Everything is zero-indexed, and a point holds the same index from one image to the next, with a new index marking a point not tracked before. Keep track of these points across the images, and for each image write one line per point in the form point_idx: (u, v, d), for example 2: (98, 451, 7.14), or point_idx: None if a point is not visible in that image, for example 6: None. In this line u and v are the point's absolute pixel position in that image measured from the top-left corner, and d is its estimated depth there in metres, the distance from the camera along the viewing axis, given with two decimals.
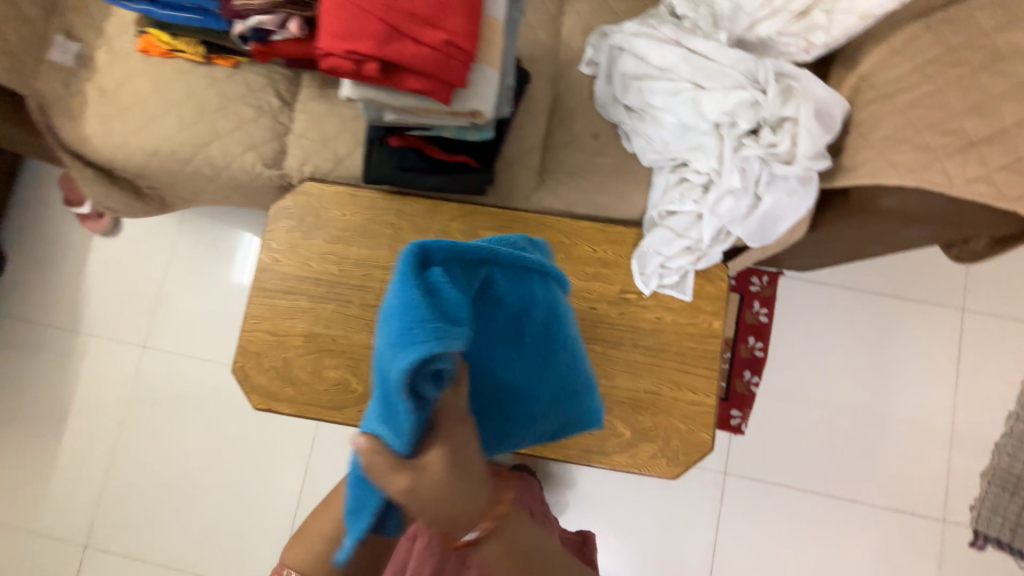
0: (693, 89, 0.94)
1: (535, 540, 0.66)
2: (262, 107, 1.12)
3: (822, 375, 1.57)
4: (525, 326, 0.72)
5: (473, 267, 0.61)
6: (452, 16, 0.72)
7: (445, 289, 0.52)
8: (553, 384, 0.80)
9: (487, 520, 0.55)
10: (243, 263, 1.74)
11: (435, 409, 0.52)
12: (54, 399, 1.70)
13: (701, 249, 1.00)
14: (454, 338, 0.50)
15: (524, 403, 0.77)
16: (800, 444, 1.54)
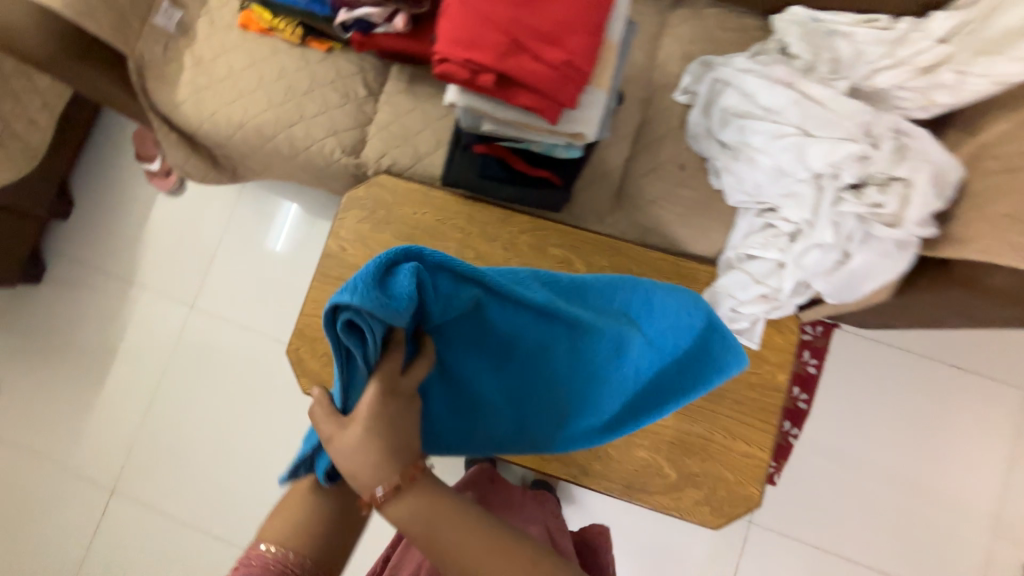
0: (799, 134, 0.90)
1: (459, 533, 0.59)
2: (349, 95, 1.12)
3: (864, 436, 1.51)
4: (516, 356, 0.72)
5: (465, 283, 0.64)
6: (575, 36, 0.71)
7: (403, 275, 0.57)
8: (534, 422, 0.76)
9: (381, 486, 0.58)
10: (280, 229, 1.78)
11: (364, 373, 0.59)
12: (102, 344, 1.76)
13: (778, 298, 0.97)
14: (384, 311, 0.55)
15: (502, 432, 0.75)
16: (833, 503, 1.49)
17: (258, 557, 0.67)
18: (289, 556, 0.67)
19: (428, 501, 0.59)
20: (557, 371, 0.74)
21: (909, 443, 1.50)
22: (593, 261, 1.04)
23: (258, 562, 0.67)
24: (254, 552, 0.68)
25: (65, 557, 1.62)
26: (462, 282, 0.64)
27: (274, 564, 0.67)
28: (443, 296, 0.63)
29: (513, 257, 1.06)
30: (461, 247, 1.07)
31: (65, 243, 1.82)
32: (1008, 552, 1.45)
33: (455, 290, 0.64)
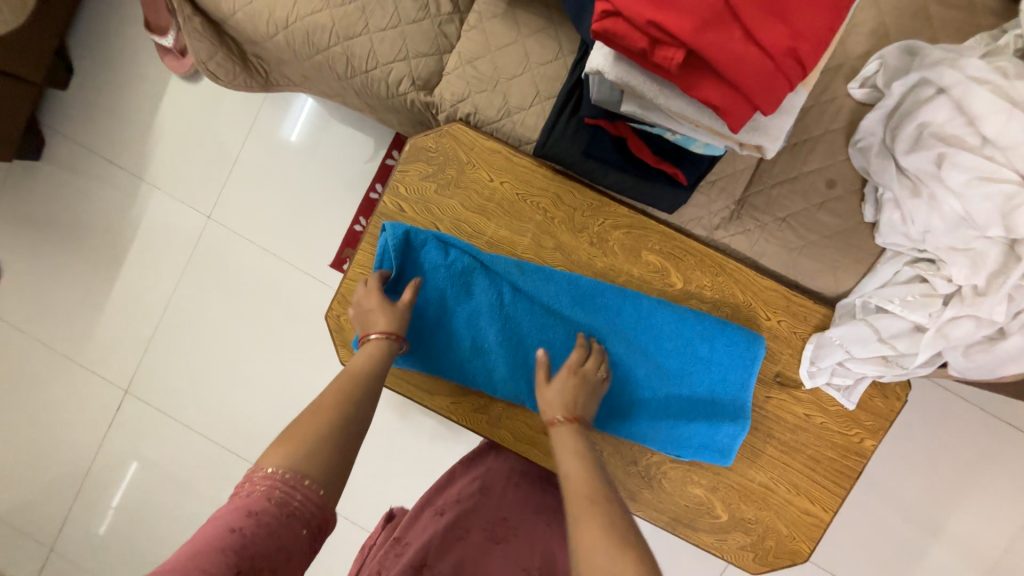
0: (1017, 185, 0.71)
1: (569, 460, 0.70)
2: (429, 7, 0.87)
3: (895, 475, 1.46)
4: (511, 319, 0.88)
5: (463, 255, 0.86)
6: (803, 14, 0.50)
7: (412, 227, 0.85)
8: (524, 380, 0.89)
9: (563, 416, 0.77)
10: (297, 118, 1.56)
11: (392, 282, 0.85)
12: (110, 240, 1.62)
13: (903, 364, 0.82)
14: (401, 238, 0.84)
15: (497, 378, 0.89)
16: (847, 531, 1.48)
17: (265, 483, 0.52)
18: (304, 481, 0.53)
19: (569, 435, 0.74)
20: (538, 339, 0.88)
21: (940, 491, 1.45)
22: (692, 278, 0.89)
23: (265, 488, 0.52)
24: (260, 476, 0.53)
25: (79, 446, 1.64)
26: (466, 255, 0.86)
27: (284, 490, 0.52)
28: (449, 262, 0.86)
29: (599, 256, 0.90)
30: (539, 232, 0.90)
31: (67, 117, 1.60)
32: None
33: (458, 260, 0.86)
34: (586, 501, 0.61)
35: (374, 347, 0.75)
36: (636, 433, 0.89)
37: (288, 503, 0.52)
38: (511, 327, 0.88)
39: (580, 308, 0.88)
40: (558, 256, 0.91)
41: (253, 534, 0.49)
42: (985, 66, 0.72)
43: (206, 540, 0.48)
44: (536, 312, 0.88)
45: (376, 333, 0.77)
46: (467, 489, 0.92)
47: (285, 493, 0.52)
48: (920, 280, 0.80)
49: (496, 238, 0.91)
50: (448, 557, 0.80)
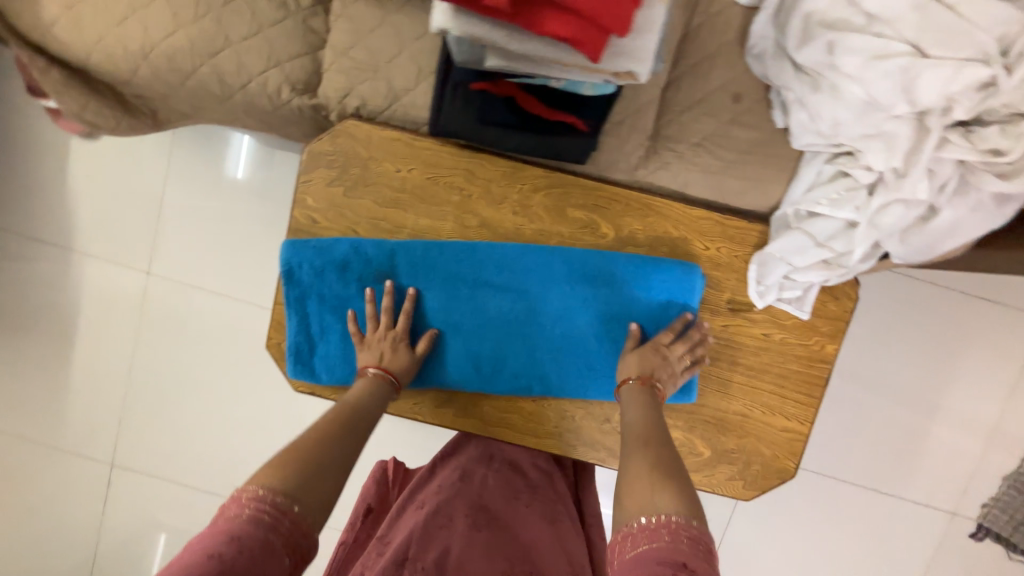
0: (911, 55, 0.67)
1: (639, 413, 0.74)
2: (288, 3, 0.81)
3: (882, 370, 1.47)
4: (431, 305, 0.87)
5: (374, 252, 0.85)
6: None
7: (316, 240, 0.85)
8: (462, 363, 0.88)
9: (638, 378, 0.80)
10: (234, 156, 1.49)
11: (301, 293, 0.85)
12: (54, 318, 1.56)
13: (843, 264, 0.81)
14: (304, 249, 0.84)
15: (435, 368, 0.88)
16: (844, 436, 1.50)
17: (251, 506, 0.54)
18: (291, 509, 0.55)
19: (641, 394, 0.78)
20: (464, 318, 0.87)
21: (926, 374, 1.46)
22: (623, 224, 0.87)
23: (255, 511, 0.54)
24: (247, 497, 0.55)
25: (81, 529, 1.62)
26: (371, 262, 0.85)
27: (272, 513, 0.54)
28: (354, 274, 0.85)
29: (526, 224, 0.88)
30: (460, 212, 0.87)
31: None
32: (1011, 469, 1.47)
33: (361, 270, 0.85)
34: (641, 442, 0.68)
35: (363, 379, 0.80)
36: (591, 389, 0.88)
37: (276, 527, 0.54)
38: (435, 312, 0.87)
39: (501, 276, 0.86)
40: (485, 233, 0.88)
41: (232, 559, 0.50)
42: None
43: (188, 563, 0.49)
44: (456, 291, 0.86)
45: (371, 366, 0.81)
46: (448, 481, 0.91)
47: (275, 516, 0.54)
48: (843, 175, 0.78)
49: (418, 228, 0.88)
50: (431, 549, 0.77)
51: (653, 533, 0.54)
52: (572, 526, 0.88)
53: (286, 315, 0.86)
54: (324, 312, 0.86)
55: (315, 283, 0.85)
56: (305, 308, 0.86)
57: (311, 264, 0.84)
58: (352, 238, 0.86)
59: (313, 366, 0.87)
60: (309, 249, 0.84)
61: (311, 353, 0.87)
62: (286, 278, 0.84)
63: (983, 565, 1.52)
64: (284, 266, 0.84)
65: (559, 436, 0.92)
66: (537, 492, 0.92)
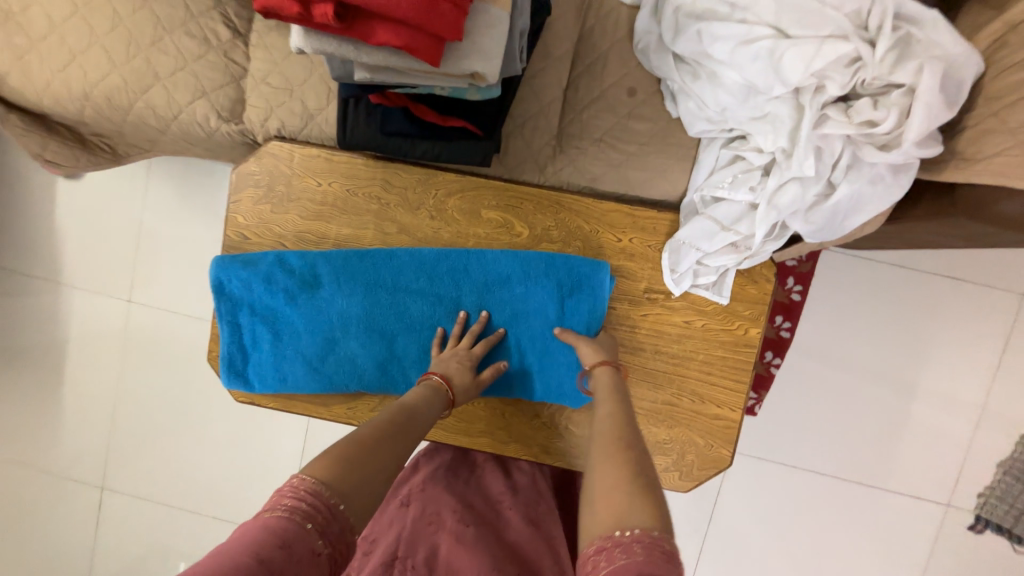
0: (773, 38, 0.69)
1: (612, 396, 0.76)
2: (209, 40, 0.88)
3: (854, 358, 1.42)
4: (348, 309, 0.90)
5: (329, 264, 0.90)
6: None
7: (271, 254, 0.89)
8: (381, 365, 0.91)
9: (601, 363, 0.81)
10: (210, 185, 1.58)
11: (234, 307, 0.90)
12: (47, 347, 1.65)
13: (750, 247, 0.82)
14: (258, 265, 0.89)
15: (355, 371, 0.91)
16: (821, 428, 1.45)
17: (303, 495, 0.56)
18: (335, 505, 0.57)
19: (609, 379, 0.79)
20: (381, 320, 0.90)
21: (900, 359, 1.41)
22: (536, 222, 0.89)
23: (307, 510, 0.55)
24: (298, 485, 0.57)
25: (75, 551, 1.68)
26: (296, 273, 0.90)
27: (322, 513, 0.55)
28: (280, 284, 0.89)
29: (443, 227, 0.91)
30: (380, 220, 0.91)
31: None
32: (1004, 454, 1.40)
33: (286, 281, 0.89)
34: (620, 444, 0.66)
35: (423, 383, 0.81)
36: (512, 385, 0.91)
37: (322, 529, 0.55)
38: (353, 315, 0.90)
39: (421, 279, 0.90)
40: (404, 238, 0.92)
41: (284, 534, 0.52)
42: None
43: (244, 533, 0.52)
44: (372, 294, 0.90)
45: (436, 373, 0.83)
46: (431, 479, 0.94)
47: (324, 519, 0.55)
48: (739, 159, 0.80)
49: (342, 238, 0.92)
50: (420, 548, 0.79)
51: (628, 546, 0.51)
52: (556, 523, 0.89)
53: (219, 328, 0.91)
54: (255, 323, 0.91)
55: (249, 295, 0.90)
56: (238, 322, 0.91)
57: (240, 278, 0.89)
58: (278, 251, 0.90)
59: (242, 371, 0.92)
60: (236, 263, 0.89)
61: (242, 361, 0.92)
62: (217, 292, 0.89)
63: (983, 559, 1.43)
64: (214, 282, 0.89)
65: (493, 433, 0.93)
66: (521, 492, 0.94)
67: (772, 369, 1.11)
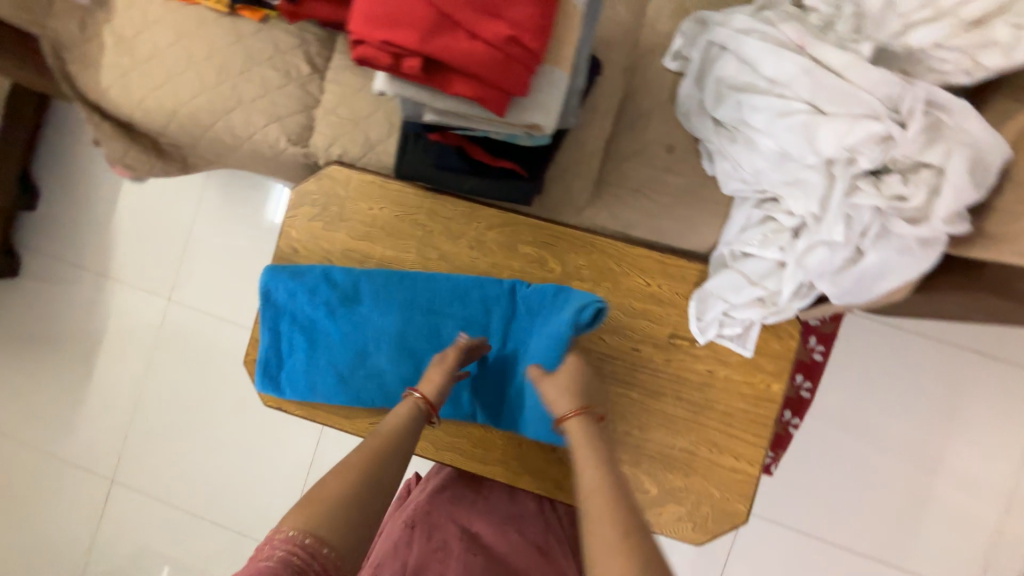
0: (809, 113, 0.74)
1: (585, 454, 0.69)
2: (291, 72, 0.98)
3: (878, 427, 1.38)
4: (382, 326, 0.94)
5: (367, 281, 0.95)
6: (518, 2, 0.56)
7: (313, 268, 0.95)
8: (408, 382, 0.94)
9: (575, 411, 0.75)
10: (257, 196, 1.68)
11: (276, 316, 0.95)
12: (84, 335, 1.73)
13: (777, 303, 0.85)
14: (299, 277, 0.94)
15: (383, 385, 0.94)
16: (842, 498, 1.39)
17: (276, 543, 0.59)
18: (304, 540, 0.59)
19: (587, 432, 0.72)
20: (411, 340, 0.94)
21: (925, 432, 1.37)
22: (569, 260, 0.94)
23: (284, 554, 0.58)
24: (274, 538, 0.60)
25: (73, 542, 1.68)
26: (339, 287, 0.95)
27: (300, 555, 0.58)
28: (322, 296, 0.94)
29: (480, 257, 0.96)
30: (423, 245, 0.97)
31: (34, 233, 1.75)
32: None
33: (328, 293, 0.94)
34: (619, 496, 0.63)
35: (406, 402, 0.81)
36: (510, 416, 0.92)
37: (303, 570, 0.58)
38: (385, 333, 0.94)
39: (455, 304, 0.94)
40: (444, 264, 0.97)
41: None
42: (751, 19, 0.78)
43: None
44: (406, 314, 0.94)
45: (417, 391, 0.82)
46: (437, 502, 0.97)
47: (302, 560, 0.58)
48: (769, 219, 0.84)
49: (385, 259, 0.98)
50: None
51: None
52: (559, 550, 0.93)
53: (260, 332, 0.96)
54: (294, 331, 0.95)
55: (292, 304, 0.95)
56: (279, 329, 0.96)
57: (286, 287, 0.94)
58: (324, 265, 0.96)
59: (276, 376, 0.96)
60: (285, 273, 0.94)
61: (276, 366, 0.96)
62: (264, 299, 0.95)
63: None
64: (262, 290, 0.95)
65: (508, 463, 0.95)
66: (525, 518, 0.97)
67: (790, 429, 1.11)
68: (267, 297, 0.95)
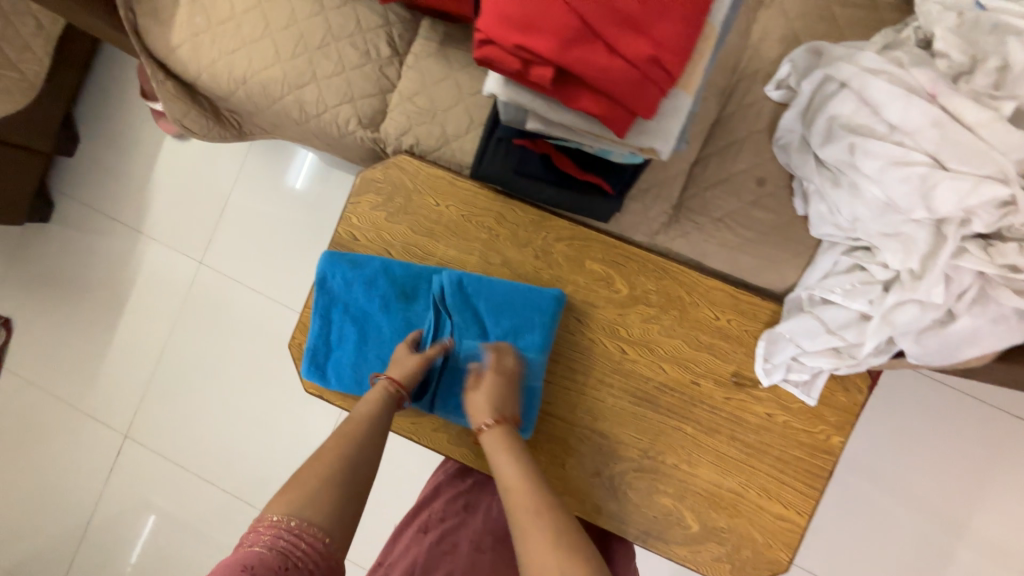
0: (929, 166, 0.71)
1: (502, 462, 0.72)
2: (370, 53, 0.94)
3: (913, 487, 1.33)
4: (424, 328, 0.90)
5: (423, 279, 0.92)
6: (665, 21, 0.52)
7: (372, 258, 0.92)
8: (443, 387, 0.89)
9: (490, 421, 0.78)
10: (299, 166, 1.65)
11: (330, 303, 0.92)
12: (112, 288, 1.71)
13: (853, 355, 0.81)
14: (356, 265, 0.91)
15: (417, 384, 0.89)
16: (866, 552, 1.35)
17: (266, 531, 0.58)
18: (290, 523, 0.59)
19: (504, 437, 0.76)
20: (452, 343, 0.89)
21: (964, 496, 1.32)
22: (638, 283, 0.90)
23: (269, 538, 0.57)
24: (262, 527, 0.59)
25: (82, 494, 1.68)
26: (398, 282, 0.91)
27: (288, 537, 0.57)
28: (379, 290, 0.91)
29: (545, 268, 0.93)
30: (486, 249, 0.94)
31: (69, 179, 1.72)
32: None
33: (386, 287, 0.91)
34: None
35: (377, 389, 0.79)
36: None
37: (291, 552, 0.57)
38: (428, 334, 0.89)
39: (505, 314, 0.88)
40: (506, 271, 0.94)
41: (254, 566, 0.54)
42: (880, 58, 0.74)
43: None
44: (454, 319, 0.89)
45: (393, 380, 0.80)
46: (451, 507, 0.98)
47: (289, 543, 0.57)
48: (859, 269, 0.80)
49: (446, 258, 0.95)
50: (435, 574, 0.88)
51: None
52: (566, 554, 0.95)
53: (311, 318, 0.93)
54: (345, 322, 0.92)
55: (348, 293, 0.92)
56: (331, 317, 0.92)
57: (344, 276, 0.91)
58: (384, 258, 0.93)
59: (321, 366, 0.93)
60: (344, 262, 0.91)
61: (323, 356, 0.92)
62: (319, 285, 0.91)
63: None
64: (319, 276, 0.92)
65: None
66: None
67: None
68: (321, 283, 0.92)
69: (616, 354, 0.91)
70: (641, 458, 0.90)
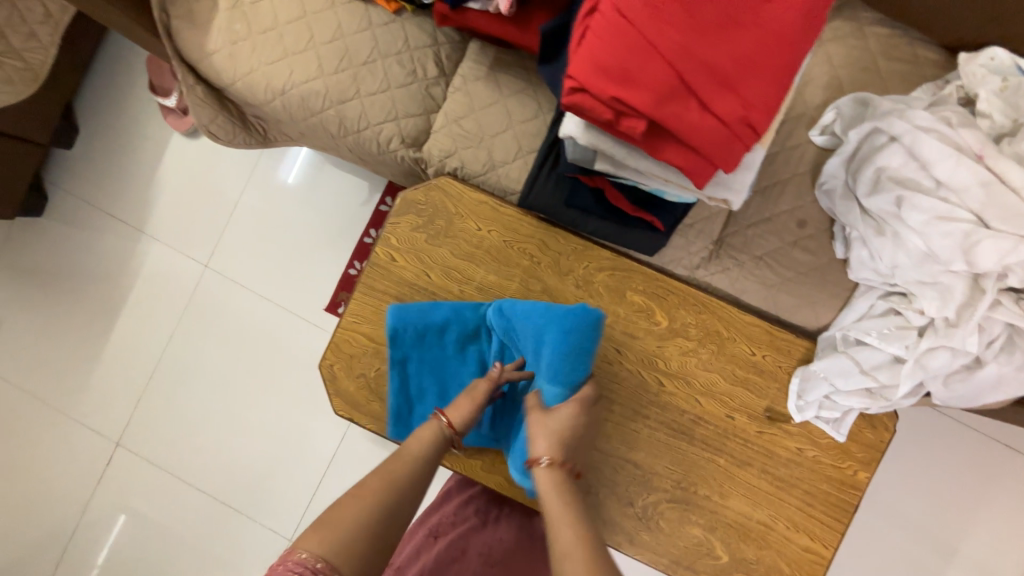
0: (972, 223, 0.76)
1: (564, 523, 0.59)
2: (417, 72, 0.93)
3: (908, 512, 1.34)
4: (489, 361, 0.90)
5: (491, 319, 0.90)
6: (756, 81, 0.54)
7: (439, 304, 0.89)
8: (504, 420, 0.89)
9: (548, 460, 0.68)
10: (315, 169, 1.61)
11: (404, 359, 0.90)
12: (108, 288, 1.63)
13: (886, 397, 0.84)
14: (425, 314, 0.89)
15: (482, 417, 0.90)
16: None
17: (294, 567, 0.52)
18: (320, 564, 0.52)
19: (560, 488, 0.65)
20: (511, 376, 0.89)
21: (957, 520, 1.34)
22: (677, 315, 0.91)
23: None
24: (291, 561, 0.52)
25: (67, 504, 1.60)
26: (467, 325, 0.90)
27: None
28: (449, 336, 0.90)
29: (585, 297, 0.92)
30: (527, 276, 0.93)
31: (66, 173, 1.63)
32: None
33: (456, 332, 0.89)
34: None
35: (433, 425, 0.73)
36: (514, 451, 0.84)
37: None
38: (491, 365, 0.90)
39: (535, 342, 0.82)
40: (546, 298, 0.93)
41: None
42: (931, 117, 0.78)
43: None
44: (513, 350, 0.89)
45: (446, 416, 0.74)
46: (463, 511, 0.97)
47: None
48: (893, 313, 0.84)
49: (486, 284, 0.94)
50: None
51: None
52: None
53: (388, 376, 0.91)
54: (423, 375, 0.90)
55: (421, 346, 0.90)
56: (405, 371, 0.90)
57: (414, 326, 0.88)
58: (455, 302, 0.90)
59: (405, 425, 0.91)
60: (412, 311, 0.88)
61: (405, 413, 0.91)
62: (390, 340, 0.89)
63: None
64: (388, 330, 0.89)
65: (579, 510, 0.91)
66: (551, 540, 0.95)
67: None
68: (393, 338, 0.89)
69: (654, 386, 0.92)
70: (674, 489, 0.91)
